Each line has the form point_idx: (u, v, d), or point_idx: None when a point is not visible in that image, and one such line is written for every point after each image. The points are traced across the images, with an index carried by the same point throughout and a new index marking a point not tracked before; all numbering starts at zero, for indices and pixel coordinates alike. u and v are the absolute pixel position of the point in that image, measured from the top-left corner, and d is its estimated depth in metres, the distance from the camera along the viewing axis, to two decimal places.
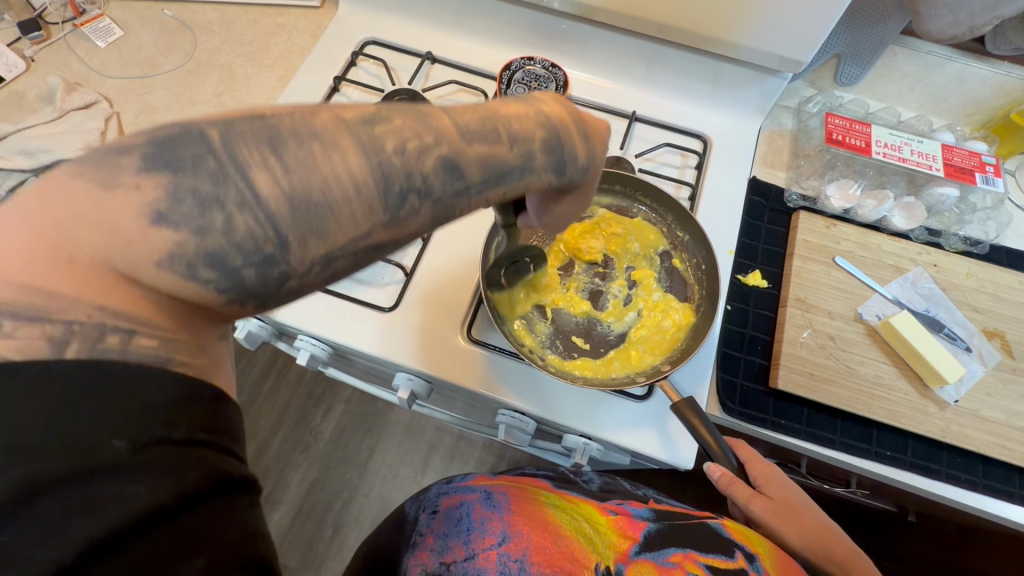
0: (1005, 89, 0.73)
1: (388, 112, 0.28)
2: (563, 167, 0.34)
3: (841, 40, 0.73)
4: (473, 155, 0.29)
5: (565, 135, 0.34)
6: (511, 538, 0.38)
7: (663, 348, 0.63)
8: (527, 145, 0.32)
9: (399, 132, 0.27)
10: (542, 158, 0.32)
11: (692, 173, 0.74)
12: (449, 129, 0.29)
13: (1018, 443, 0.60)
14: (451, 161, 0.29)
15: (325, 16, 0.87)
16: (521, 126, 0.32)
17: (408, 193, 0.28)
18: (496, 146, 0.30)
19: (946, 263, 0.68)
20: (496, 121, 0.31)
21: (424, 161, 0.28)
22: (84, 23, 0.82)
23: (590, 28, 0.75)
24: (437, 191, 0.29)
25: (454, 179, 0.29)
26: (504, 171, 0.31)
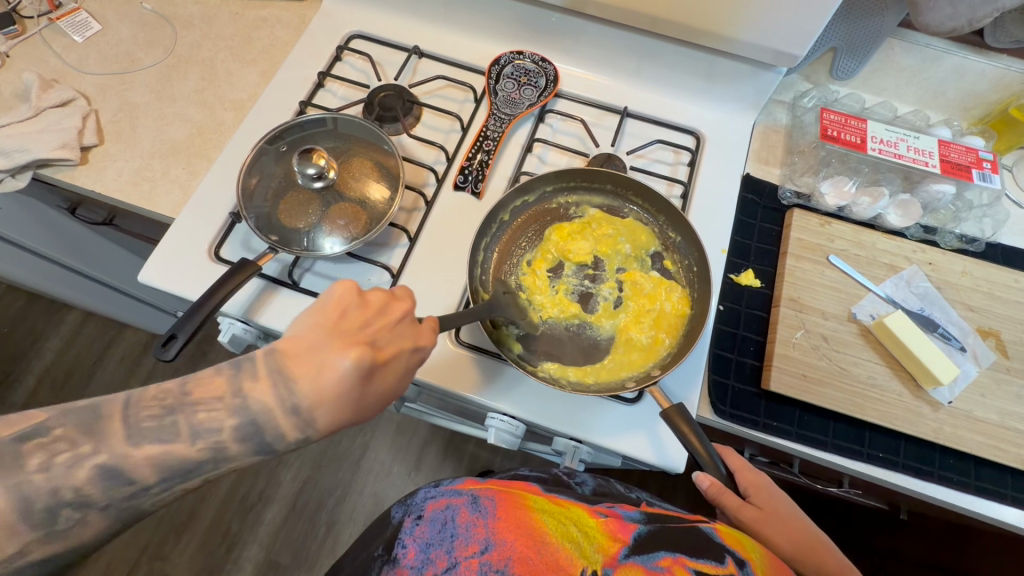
0: (1003, 83, 0.72)
1: (54, 421, 0.35)
2: (265, 445, 0.40)
3: (838, 33, 0.71)
4: (142, 458, 0.35)
5: (265, 417, 0.39)
6: (494, 546, 0.38)
7: (653, 353, 0.61)
8: (220, 436, 0.38)
9: (53, 444, 0.34)
10: (238, 445, 0.38)
11: (685, 170, 0.73)
12: (114, 433, 0.35)
13: (1012, 444, 0.59)
14: (114, 469, 0.35)
15: (309, 9, 0.84)
16: (214, 417, 0.38)
17: (62, 509, 0.34)
18: (172, 444, 0.36)
19: (942, 261, 0.67)
20: (178, 417, 0.37)
21: (75, 475, 0.34)
22: (60, 16, 0.80)
23: (581, 22, 0.74)
24: (101, 499, 0.35)
25: (120, 484, 0.35)
26: (188, 467, 0.37)
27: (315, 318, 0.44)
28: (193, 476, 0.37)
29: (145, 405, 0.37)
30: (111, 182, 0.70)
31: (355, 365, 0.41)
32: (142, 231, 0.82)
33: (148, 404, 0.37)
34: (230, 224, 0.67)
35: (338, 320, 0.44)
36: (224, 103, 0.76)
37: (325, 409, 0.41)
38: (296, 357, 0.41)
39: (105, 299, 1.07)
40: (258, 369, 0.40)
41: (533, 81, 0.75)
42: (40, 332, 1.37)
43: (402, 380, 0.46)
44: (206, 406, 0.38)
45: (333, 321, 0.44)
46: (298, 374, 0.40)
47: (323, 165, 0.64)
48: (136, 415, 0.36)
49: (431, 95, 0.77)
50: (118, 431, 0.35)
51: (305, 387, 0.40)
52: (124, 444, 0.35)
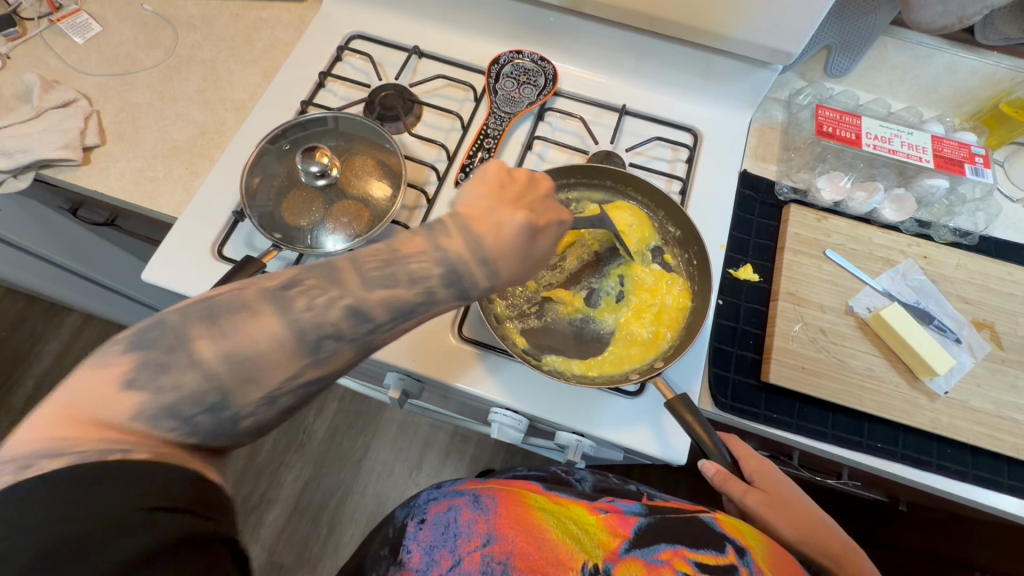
0: (993, 79, 0.73)
1: (303, 273, 0.35)
2: (466, 293, 0.38)
3: (831, 31, 0.72)
4: (377, 301, 0.35)
5: (463, 265, 0.37)
6: (495, 540, 0.38)
7: (655, 346, 0.62)
8: (430, 282, 0.36)
9: (310, 291, 0.34)
10: (446, 290, 0.37)
11: (683, 167, 0.74)
12: (349, 279, 0.34)
13: (1007, 433, 0.60)
14: (359, 309, 0.34)
15: (309, 10, 0.85)
16: (425, 265, 0.36)
17: (326, 339, 0.34)
18: (395, 289, 0.35)
19: (936, 255, 0.68)
20: (396, 268, 0.35)
21: (330, 312, 0.34)
22: (60, 18, 0.80)
23: (580, 21, 0.74)
24: (350, 333, 0.34)
25: (363, 322, 0.34)
26: (410, 309, 0.36)
27: (479, 188, 0.43)
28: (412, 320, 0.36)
29: (366, 257, 0.35)
30: (113, 182, 0.70)
31: (525, 224, 0.40)
32: (142, 231, 0.82)
33: (369, 257, 0.35)
34: (233, 223, 0.68)
35: (500, 189, 0.43)
36: (225, 103, 0.77)
37: (506, 264, 0.39)
38: (475, 217, 0.40)
39: (105, 301, 1.07)
40: (448, 228, 0.38)
41: (533, 79, 0.75)
42: (39, 335, 1.36)
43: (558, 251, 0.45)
44: (417, 257, 0.36)
45: (494, 191, 0.42)
46: (481, 231, 0.39)
47: (325, 163, 0.64)
48: (363, 264, 0.35)
49: (431, 94, 0.77)
50: (355, 277, 0.35)
51: (490, 242, 0.39)
52: (360, 286, 0.34)
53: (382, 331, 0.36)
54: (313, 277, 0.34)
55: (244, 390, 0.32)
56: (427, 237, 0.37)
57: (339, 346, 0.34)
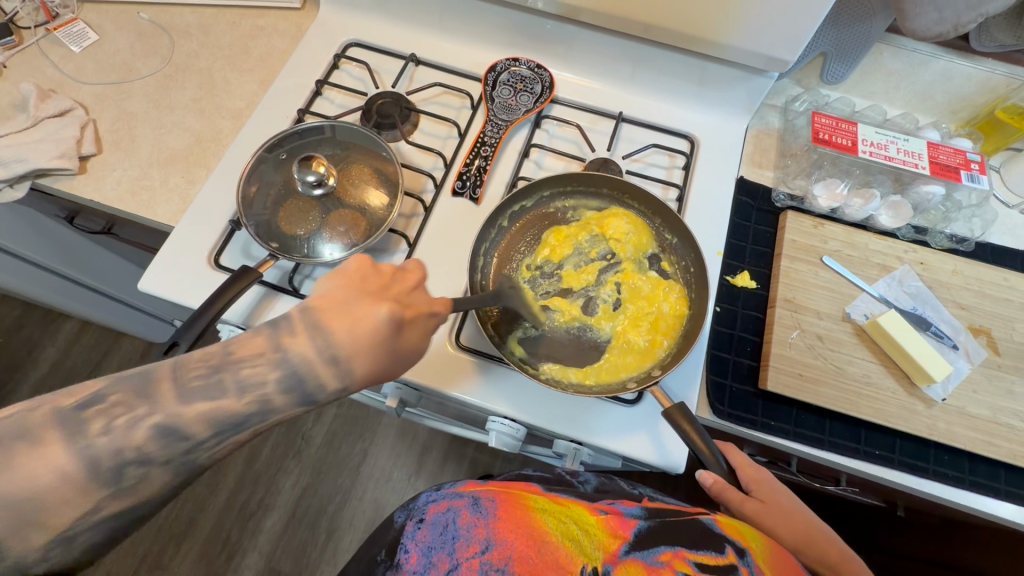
0: (989, 85, 0.73)
1: (108, 388, 0.34)
2: (308, 396, 0.39)
3: (827, 38, 0.72)
4: (194, 415, 0.35)
5: (309, 367, 0.39)
6: (494, 546, 0.38)
7: (652, 355, 0.62)
8: (264, 390, 0.37)
9: (109, 410, 0.33)
10: (283, 397, 0.38)
11: (680, 173, 0.74)
12: (165, 397, 0.35)
13: (1004, 440, 0.60)
14: (171, 426, 0.34)
15: (306, 17, 0.85)
16: (258, 371, 0.37)
17: (128, 466, 0.33)
18: (219, 399, 0.36)
19: (932, 261, 0.69)
20: (224, 374, 0.36)
21: (134, 434, 0.33)
22: (57, 27, 0.80)
23: (575, 29, 0.75)
24: (158, 456, 0.34)
25: (177, 441, 0.35)
26: (238, 421, 0.36)
27: (337, 282, 0.44)
28: (244, 429, 0.37)
29: (191, 367, 0.36)
30: (110, 191, 0.70)
31: (391, 316, 0.43)
32: (139, 239, 0.82)
33: (194, 363, 0.36)
34: (229, 232, 0.68)
35: (364, 283, 0.45)
36: (222, 111, 0.77)
37: (362, 362, 0.41)
38: (330, 311, 0.41)
39: (101, 308, 1.06)
40: (294, 325, 0.40)
41: (529, 87, 0.75)
42: (35, 342, 1.36)
43: (425, 343, 0.47)
44: (250, 362, 0.38)
45: (353, 284, 0.44)
46: (337, 324, 0.41)
47: (323, 173, 0.64)
48: (184, 376, 0.36)
49: (427, 102, 0.78)
50: (169, 391, 0.35)
51: (345, 338, 0.41)
52: (174, 402, 0.35)
53: (204, 447, 0.36)
54: (118, 393, 0.34)
55: (25, 534, 0.30)
56: (275, 337, 0.39)
57: (147, 471, 0.34)
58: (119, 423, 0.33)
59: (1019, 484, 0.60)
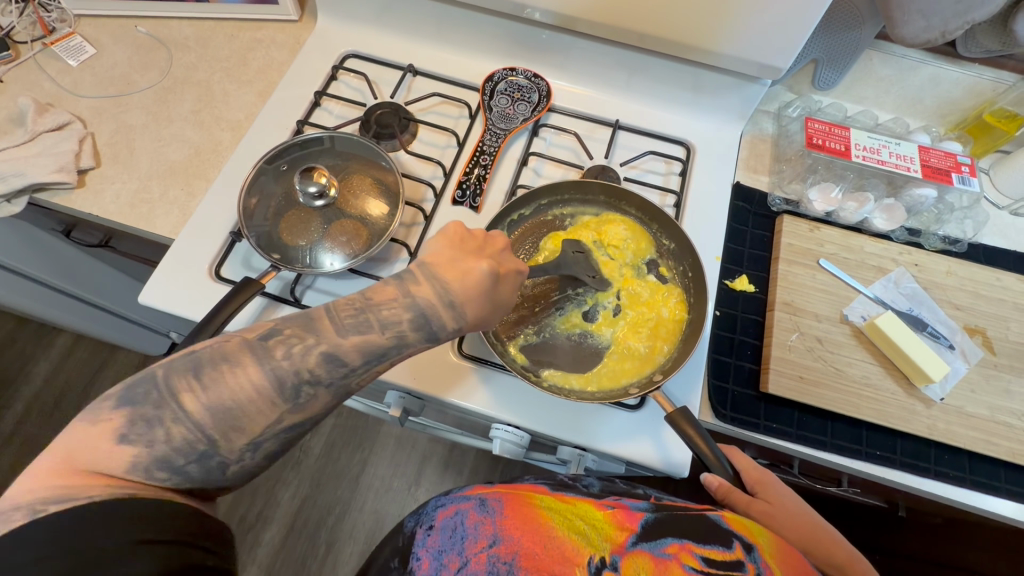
0: (976, 90, 0.75)
1: (281, 324, 0.39)
2: (434, 335, 0.42)
3: (818, 45, 0.74)
4: (351, 346, 0.39)
5: (430, 311, 0.41)
6: (502, 541, 0.38)
7: (654, 360, 0.62)
8: (400, 327, 0.40)
9: (287, 340, 0.38)
10: (415, 334, 0.41)
11: (677, 180, 0.75)
12: (326, 329, 0.39)
13: (1002, 438, 0.61)
14: (333, 354, 0.38)
15: (303, 30, 0.86)
16: (395, 312, 0.40)
17: (303, 386, 0.38)
18: (369, 334, 0.39)
19: (926, 262, 0.70)
20: (368, 314, 0.40)
21: (308, 359, 0.38)
22: (54, 41, 0.80)
23: (571, 38, 0.75)
24: (325, 378, 0.38)
25: (338, 366, 0.38)
26: (382, 351, 0.40)
27: (442, 241, 0.47)
28: (385, 361, 0.40)
29: (341, 308, 0.40)
30: (109, 204, 0.70)
31: (491, 269, 0.45)
32: (136, 251, 0.82)
33: (344, 307, 0.40)
34: (230, 243, 0.68)
35: (461, 244, 0.47)
36: (220, 123, 0.77)
37: (472, 309, 0.43)
38: (442, 264, 0.44)
39: (98, 321, 1.06)
40: (416, 275, 0.42)
41: (527, 96, 0.76)
42: (29, 357, 1.34)
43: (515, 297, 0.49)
44: (387, 305, 0.40)
45: (455, 243, 0.47)
46: (448, 277, 0.43)
47: (324, 185, 0.64)
48: (337, 315, 0.39)
49: (426, 112, 0.78)
50: (330, 325, 0.39)
51: (457, 287, 0.43)
52: (335, 333, 0.39)
53: (355, 375, 0.40)
54: (290, 327, 0.39)
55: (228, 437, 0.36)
56: (401, 284, 0.42)
57: (316, 391, 0.38)
58: (295, 350, 0.38)
59: (1019, 482, 0.61)
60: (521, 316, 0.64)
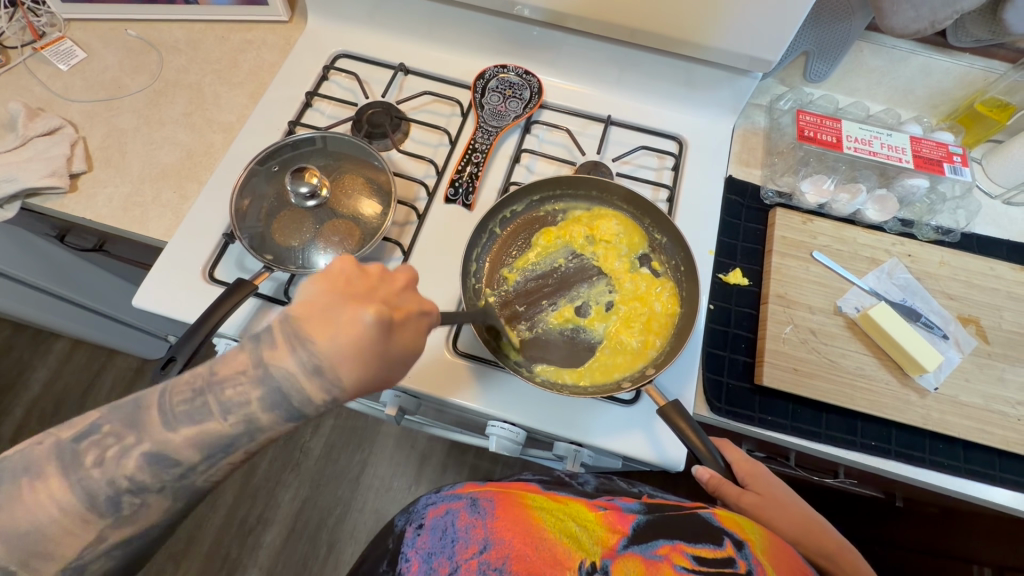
0: (968, 80, 0.75)
1: (103, 420, 0.37)
2: (292, 411, 0.40)
3: (809, 38, 0.74)
4: (183, 442, 0.37)
5: (290, 386, 0.39)
6: (492, 545, 0.38)
7: (647, 354, 0.62)
8: (249, 408, 0.39)
9: (102, 441, 0.37)
10: (268, 416, 0.39)
11: (670, 174, 0.75)
12: (150, 425, 0.37)
13: (997, 426, 0.61)
14: (161, 453, 0.37)
15: (294, 30, 0.85)
16: (241, 391, 0.39)
17: (122, 495, 0.36)
18: (208, 422, 0.38)
19: (920, 253, 0.70)
20: (207, 397, 0.38)
21: (123, 466, 0.36)
22: (44, 46, 0.80)
23: (562, 34, 0.75)
24: (152, 483, 0.37)
25: (167, 466, 0.37)
26: (227, 442, 0.38)
27: (321, 286, 0.44)
28: (233, 451, 0.39)
29: (177, 391, 0.39)
30: (102, 208, 0.70)
31: (376, 318, 0.41)
32: (131, 255, 0.83)
33: (179, 392, 0.38)
34: (223, 244, 0.68)
35: (347, 288, 0.44)
36: (212, 125, 0.77)
37: (348, 369, 0.40)
38: (311, 319, 0.41)
39: (94, 326, 1.06)
40: (275, 337, 0.40)
41: (518, 93, 0.76)
42: (26, 363, 1.34)
43: (420, 341, 0.46)
44: (232, 383, 0.39)
45: (339, 286, 0.44)
46: (318, 335, 0.40)
47: (315, 184, 0.65)
48: (170, 402, 0.38)
49: (417, 111, 0.78)
50: (157, 419, 0.37)
51: (328, 347, 0.40)
52: (160, 429, 0.37)
53: (194, 473, 0.38)
54: (111, 424, 0.37)
55: None
56: (253, 353, 0.40)
57: (142, 499, 0.37)
58: (116, 452, 0.36)
59: (1014, 470, 0.61)
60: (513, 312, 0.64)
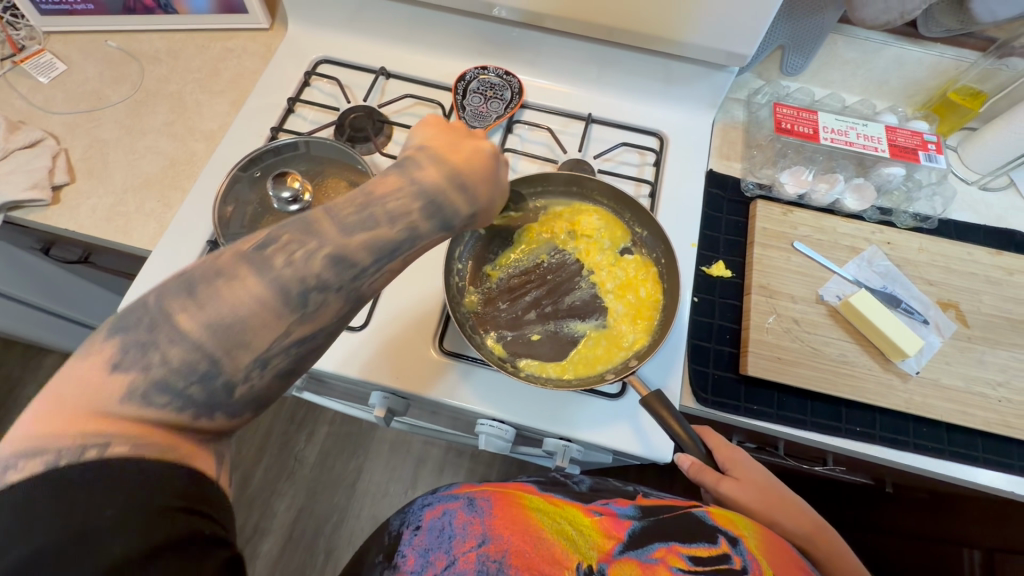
0: (940, 69, 0.76)
1: (277, 231, 0.30)
2: (448, 225, 0.36)
3: (783, 32, 0.75)
4: (357, 243, 0.31)
5: (444, 198, 0.35)
6: (490, 541, 0.39)
7: (629, 345, 0.62)
8: (412, 217, 0.33)
9: (285, 247, 0.30)
10: (429, 221, 0.34)
11: (651, 170, 0.75)
12: (324, 227, 0.31)
13: (978, 408, 0.62)
14: (339, 256, 0.31)
15: (275, 37, 0.86)
16: (402, 202, 0.33)
17: (310, 293, 0.30)
18: (377, 230, 0.32)
19: (898, 240, 0.71)
20: (373, 208, 0.32)
21: (312, 264, 0.30)
22: (24, 59, 0.80)
23: (541, 35, 0.76)
24: (333, 283, 0.31)
25: (347, 268, 0.31)
26: (394, 248, 0.33)
27: (430, 127, 0.40)
28: (397, 258, 0.33)
29: None
30: (85, 219, 0.70)
31: (493, 150, 0.40)
32: (117, 265, 0.83)
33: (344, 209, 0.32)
34: (208, 252, 0.68)
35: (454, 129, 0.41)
36: (195, 134, 0.77)
37: (483, 192, 0.39)
38: (444, 147, 0.38)
39: (79, 338, 1.05)
40: (419, 160, 0.36)
41: (499, 94, 0.77)
42: (17, 379, 1.34)
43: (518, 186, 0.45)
44: (392, 195, 0.33)
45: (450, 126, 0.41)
46: (455, 159, 0.37)
47: (297, 188, 0.65)
48: (337, 210, 0.32)
49: (399, 114, 0.79)
50: None
51: (467, 170, 0.37)
52: (337, 234, 0.31)
53: (366, 277, 0.32)
54: (288, 231, 0.30)
55: None
56: (403, 172, 0.35)
57: (325, 297, 0.31)
58: (298, 255, 0.30)
59: (996, 450, 0.62)
60: (482, 320, 0.64)
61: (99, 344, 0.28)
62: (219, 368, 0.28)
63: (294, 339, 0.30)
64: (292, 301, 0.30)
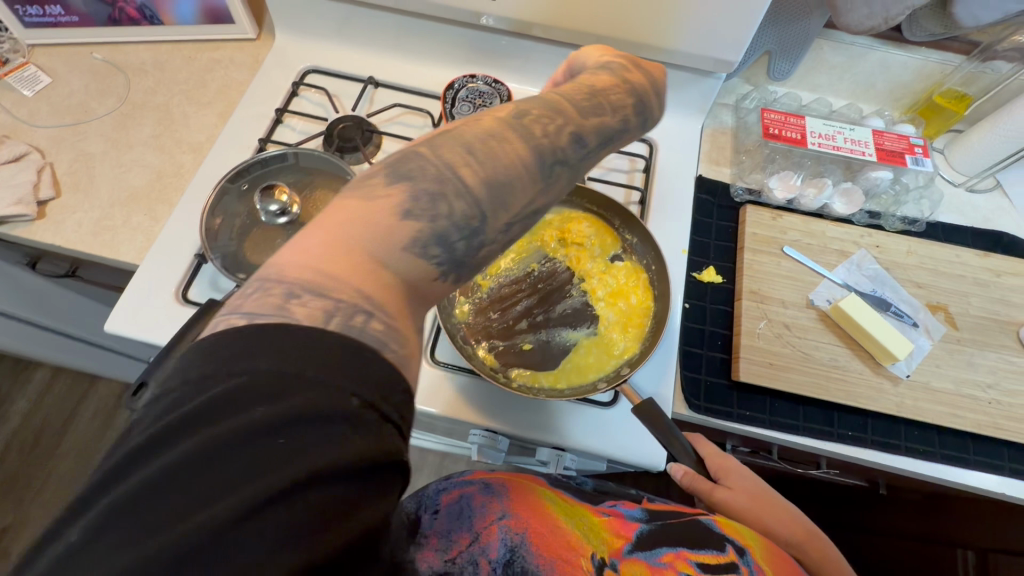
0: (925, 72, 0.76)
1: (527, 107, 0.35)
2: (645, 124, 0.41)
3: (769, 37, 0.75)
4: (591, 125, 0.36)
5: (644, 97, 0.41)
6: (512, 521, 0.42)
7: (621, 352, 0.62)
8: (626, 111, 0.39)
9: (540, 119, 0.34)
10: (636, 119, 0.40)
11: (641, 176, 0.75)
12: (568, 110, 0.36)
13: (968, 411, 0.63)
14: (578, 134, 0.35)
15: (262, 48, 0.86)
16: (620, 97, 0.39)
17: (556, 165, 0.34)
18: (604, 116, 0.37)
19: (887, 244, 0.71)
20: (599, 98, 0.38)
21: (562, 137, 0.34)
22: (7, 73, 0.79)
23: (529, 43, 0.76)
24: (572, 158, 0.35)
25: (582, 146, 0.35)
26: (611, 136, 0.38)
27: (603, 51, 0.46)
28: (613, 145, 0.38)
29: None
30: (71, 234, 0.69)
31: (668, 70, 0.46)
32: (105, 280, 0.82)
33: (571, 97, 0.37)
34: (196, 265, 0.67)
35: None
36: (182, 146, 0.77)
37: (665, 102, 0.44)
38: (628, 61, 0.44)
39: (68, 352, 1.04)
40: (616, 67, 0.42)
41: (488, 102, 0.76)
42: (6, 394, 1.32)
43: None
44: (611, 90, 0.39)
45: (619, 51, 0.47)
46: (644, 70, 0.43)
47: (284, 202, 0.65)
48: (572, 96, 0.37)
49: (388, 123, 0.78)
50: None
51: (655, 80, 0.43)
52: (578, 114, 0.36)
53: (592, 159, 0.37)
54: (537, 108, 0.35)
55: None
56: (611, 73, 0.41)
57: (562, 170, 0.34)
58: (552, 127, 0.34)
59: (987, 452, 0.62)
60: (472, 331, 0.64)
61: (385, 187, 0.29)
62: (485, 226, 0.31)
63: (534, 210, 0.34)
64: (544, 170, 0.33)
